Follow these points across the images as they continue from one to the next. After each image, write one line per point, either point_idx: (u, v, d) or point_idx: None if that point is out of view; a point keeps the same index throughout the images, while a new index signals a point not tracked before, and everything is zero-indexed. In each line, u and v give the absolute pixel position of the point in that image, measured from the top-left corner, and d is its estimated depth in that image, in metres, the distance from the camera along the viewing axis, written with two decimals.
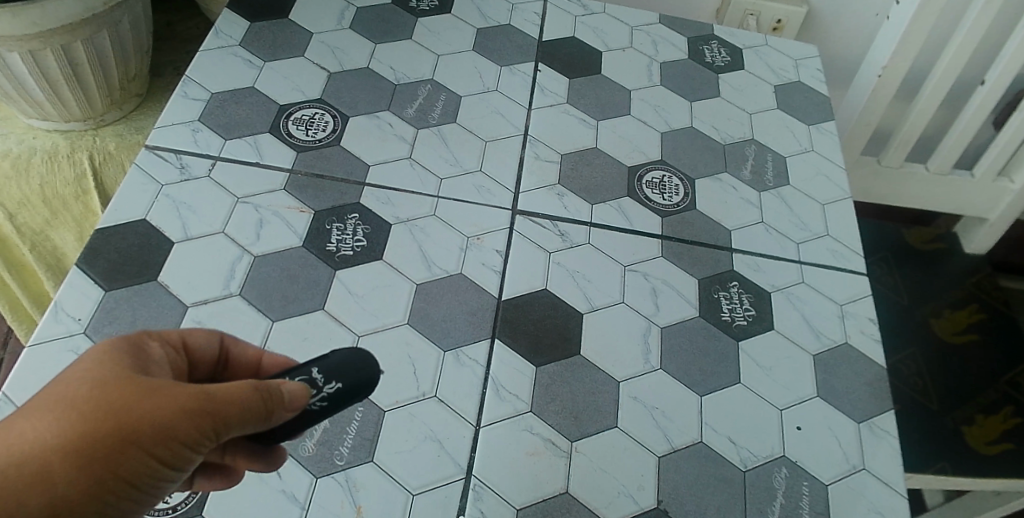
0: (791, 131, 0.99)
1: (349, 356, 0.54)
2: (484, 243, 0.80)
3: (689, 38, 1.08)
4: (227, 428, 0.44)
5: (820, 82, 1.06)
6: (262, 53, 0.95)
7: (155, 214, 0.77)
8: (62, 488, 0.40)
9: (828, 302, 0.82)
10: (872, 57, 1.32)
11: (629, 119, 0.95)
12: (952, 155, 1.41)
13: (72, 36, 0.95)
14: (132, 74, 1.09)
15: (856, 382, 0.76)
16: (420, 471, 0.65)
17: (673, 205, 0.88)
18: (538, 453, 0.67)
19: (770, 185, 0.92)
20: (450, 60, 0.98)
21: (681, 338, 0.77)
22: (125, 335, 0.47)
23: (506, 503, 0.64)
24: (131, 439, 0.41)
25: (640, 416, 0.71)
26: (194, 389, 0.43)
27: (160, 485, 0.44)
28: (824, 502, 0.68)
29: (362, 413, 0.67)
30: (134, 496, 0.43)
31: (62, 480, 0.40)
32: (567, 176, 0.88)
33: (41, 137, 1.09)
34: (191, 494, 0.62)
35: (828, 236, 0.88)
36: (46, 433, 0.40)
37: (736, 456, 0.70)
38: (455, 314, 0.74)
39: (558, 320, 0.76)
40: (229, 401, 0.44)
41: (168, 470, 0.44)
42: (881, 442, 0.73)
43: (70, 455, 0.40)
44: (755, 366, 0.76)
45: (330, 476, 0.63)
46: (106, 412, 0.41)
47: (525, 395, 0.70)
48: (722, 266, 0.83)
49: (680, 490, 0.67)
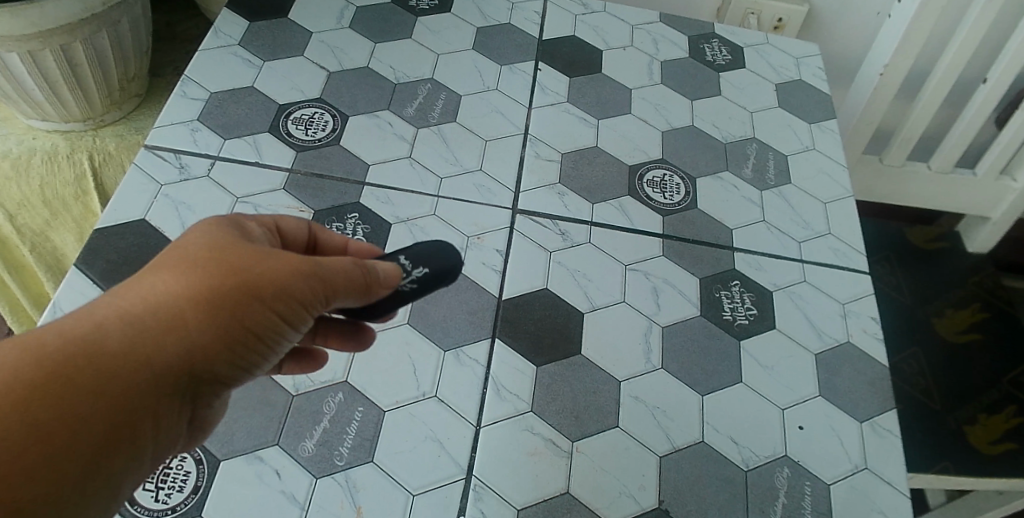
0: (792, 130, 0.98)
1: (429, 248, 0.60)
2: (484, 242, 0.80)
3: (689, 37, 1.08)
4: (335, 293, 0.51)
5: (821, 80, 1.05)
6: (261, 53, 0.94)
7: (155, 214, 0.77)
8: (195, 335, 0.45)
9: (830, 301, 0.82)
10: (874, 56, 1.32)
11: (630, 118, 0.95)
12: (954, 153, 1.40)
13: (71, 36, 0.95)
14: (132, 74, 1.08)
15: (858, 381, 0.76)
16: (420, 471, 0.64)
17: (674, 204, 0.87)
18: (539, 453, 0.67)
19: (771, 184, 0.92)
20: (450, 59, 0.97)
21: (682, 338, 0.76)
22: (225, 216, 0.51)
23: (507, 503, 0.64)
24: (258, 293, 0.47)
25: (641, 416, 0.70)
26: (307, 257, 0.49)
27: (276, 339, 0.49)
28: (826, 502, 0.68)
29: (362, 413, 0.67)
30: (255, 347, 0.48)
31: (193, 327, 0.45)
32: (567, 175, 0.88)
33: (41, 137, 1.09)
34: (190, 494, 0.61)
35: (830, 235, 0.88)
36: (182, 286, 0.45)
37: (738, 456, 0.69)
38: (455, 314, 0.74)
39: (558, 319, 0.75)
40: (338, 269, 0.51)
41: (285, 327, 0.49)
42: (884, 441, 0.72)
43: (198, 307, 0.45)
44: (757, 366, 0.75)
45: (330, 477, 0.63)
46: (227, 273, 0.46)
47: (525, 395, 0.70)
48: (723, 265, 0.83)
49: (681, 490, 0.67)
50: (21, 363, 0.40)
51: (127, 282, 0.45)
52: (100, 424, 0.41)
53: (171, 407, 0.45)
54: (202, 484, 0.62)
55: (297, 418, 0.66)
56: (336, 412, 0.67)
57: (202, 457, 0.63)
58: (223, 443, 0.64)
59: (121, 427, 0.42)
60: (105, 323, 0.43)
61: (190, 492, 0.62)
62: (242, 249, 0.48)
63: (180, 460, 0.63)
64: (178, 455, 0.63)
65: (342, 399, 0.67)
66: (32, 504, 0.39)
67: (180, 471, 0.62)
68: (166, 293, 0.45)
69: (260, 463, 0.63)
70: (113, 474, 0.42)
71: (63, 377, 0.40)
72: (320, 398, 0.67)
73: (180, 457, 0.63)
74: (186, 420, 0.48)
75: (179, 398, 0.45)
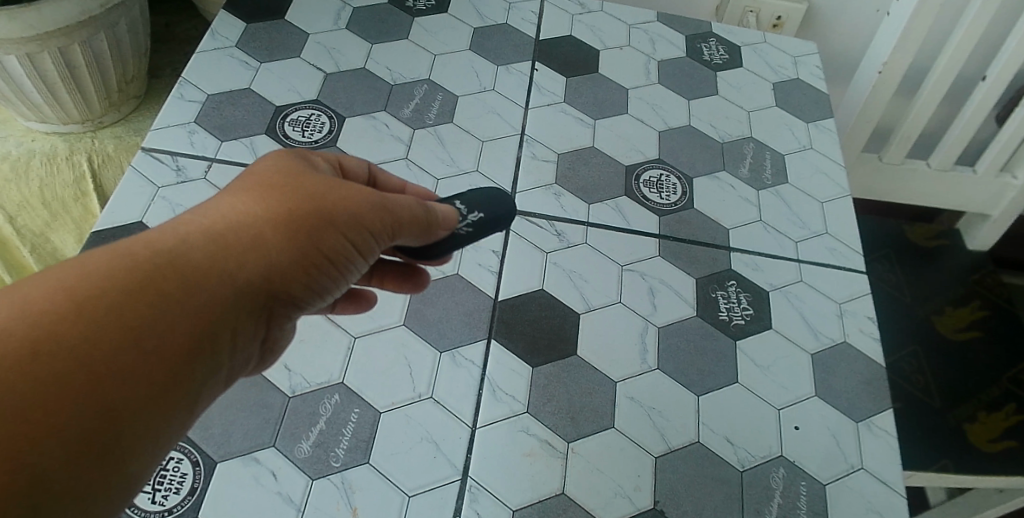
0: (789, 129, 0.98)
1: (486, 195, 0.69)
2: (480, 243, 0.80)
3: (687, 36, 1.08)
4: (398, 224, 0.54)
5: (819, 79, 1.05)
6: (258, 55, 0.95)
7: (151, 216, 0.77)
8: (272, 250, 0.48)
9: (827, 301, 0.82)
10: (873, 54, 1.32)
11: (627, 118, 0.95)
12: (953, 151, 1.40)
13: (69, 39, 0.95)
14: (130, 76, 1.09)
15: (855, 381, 0.76)
16: (416, 472, 0.65)
17: (671, 204, 0.87)
18: (534, 454, 0.67)
19: (768, 184, 0.92)
20: (447, 60, 0.97)
21: (678, 338, 0.77)
22: (293, 153, 0.55)
23: (503, 504, 0.64)
24: (332, 217, 0.50)
25: (636, 417, 0.71)
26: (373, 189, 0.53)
27: (345, 264, 0.53)
28: (821, 502, 0.68)
29: (358, 415, 0.67)
30: (327, 269, 0.51)
31: (273, 245, 0.48)
32: (564, 176, 0.88)
33: (40, 139, 1.10)
34: (187, 496, 0.62)
35: (827, 234, 0.88)
36: (262, 208, 0.49)
37: (733, 456, 0.70)
38: (452, 315, 0.74)
39: (554, 320, 0.75)
40: (400, 203, 0.54)
41: (354, 254, 0.53)
42: (880, 441, 0.72)
43: (274, 225, 0.48)
44: (753, 366, 0.76)
45: (326, 478, 0.63)
46: (299, 195, 0.50)
47: (521, 396, 0.70)
48: (719, 265, 0.83)
49: (676, 491, 0.67)
50: (117, 268, 0.42)
51: (204, 205, 0.48)
52: (191, 329, 0.44)
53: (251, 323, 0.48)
54: (198, 485, 0.62)
55: (294, 420, 0.66)
56: (333, 413, 0.67)
57: (199, 458, 0.63)
58: (219, 445, 0.64)
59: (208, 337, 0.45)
60: (190, 236, 0.46)
61: (187, 493, 0.62)
62: (310, 178, 0.52)
63: (177, 462, 0.63)
64: (175, 457, 0.63)
65: (338, 401, 0.68)
66: (131, 399, 0.40)
67: (177, 472, 0.63)
68: (248, 213, 0.48)
69: (256, 465, 0.63)
70: (197, 383, 0.44)
71: (158, 280, 0.43)
72: (317, 400, 0.67)
73: (177, 459, 0.63)
74: (257, 339, 0.50)
75: (258, 313, 0.48)
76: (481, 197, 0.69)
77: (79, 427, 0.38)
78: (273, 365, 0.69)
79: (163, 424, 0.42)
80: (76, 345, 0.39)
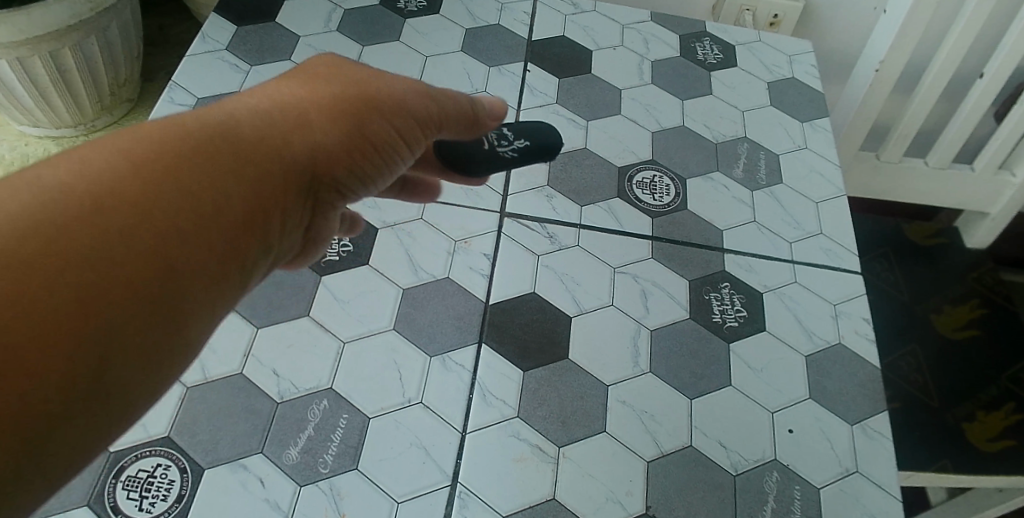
0: (783, 129, 0.97)
1: (532, 128, 0.77)
2: (471, 246, 0.80)
3: (681, 36, 1.07)
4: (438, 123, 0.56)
5: (814, 78, 1.05)
6: (249, 57, 0.94)
7: None
8: (325, 133, 0.47)
9: (822, 302, 0.81)
10: (869, 53, 1.31)
11: (620, 119, 0.94)
12: (951, 149, 1.39)
13: (59, 43, 0.95)
14: (122, 79, 1.08)
15: (849, 383, 0.76)
16: (405, 478, 0.64)
17: (664, 206, 0.87)
18: (525, 459, 0.66)
19: (763, 184, 0.91)
20: (439, 61, 0.97)
21: (671, 341, 0.76)
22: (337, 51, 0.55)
23: (492, 510, 0.63)
24: (381, 108, 0.50)
25: (628, 421, 0.70)
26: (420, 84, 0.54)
27: (391, 160, 0.52)
28: (816, 506, 0.67)
29: (346, 421, 0.67)
30: (374, 160, 0.50)
31: (323, 128, 0.47)
32: (556, 177, 0.87)
33: (33, 144, 1.10)
34: (174, 503, 0.61)
35: (821, 235, 0.87)
36: (312, 93, 0.48)
37: (726, 460, 0.69)
38: (442, 319, 0.74)
39: (545, 323, 0.75)
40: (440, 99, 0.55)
41: (401, 149, 0.52)
42: (875, 444, 0.72)
43: (325, 108, 0.48)
44: (746, 368, 0.75)
45: (314, 485, 0.63)
46: (345, 84, 0.50)
47: (512, 400, 0.70)
48: (713, 267, 0.82)
49: (669, 496, 0.66)
50: (173, 130, 0.41)
51: (250, 89, 0.48)
52: (250, 198, 0.42)
53: (302, 205, 0.47)
54: (186, 493, 0.62)
55: (282, 426, 0.66)
56: (321, 419, 0.66)
57: (186, 465, 0.63)
58: (207, 452, 0.64)
59: (267, 209, 0.43)
60: (240, 112, 0.45)
61: (174, 501, 0.61)
62: (348, 68, 0.52)
63: (165, 469, 0.62)
64: (163, 464, 0.63)
65: (327, 406, 0.67)
66: (194, 260, 0.39)
67: (164, 480, 0.62)
68: (297, 95, 0.47)
69: (244, 472, 0.63)
70: (255, 255, 0.43)
71: (214, 147, 0.42)
72: (305, 405, 0.67)
73: (164, 466, 0.63)
74: (301, 227, 0.49)
75: (308, 195, 0.47)
76: (528, 129, 0.77)
77: (144, 286, 0.36)
78: (261, 371, 0.69)
79: (224, 291, 0.40)
80: (136, 196, 0.37)
